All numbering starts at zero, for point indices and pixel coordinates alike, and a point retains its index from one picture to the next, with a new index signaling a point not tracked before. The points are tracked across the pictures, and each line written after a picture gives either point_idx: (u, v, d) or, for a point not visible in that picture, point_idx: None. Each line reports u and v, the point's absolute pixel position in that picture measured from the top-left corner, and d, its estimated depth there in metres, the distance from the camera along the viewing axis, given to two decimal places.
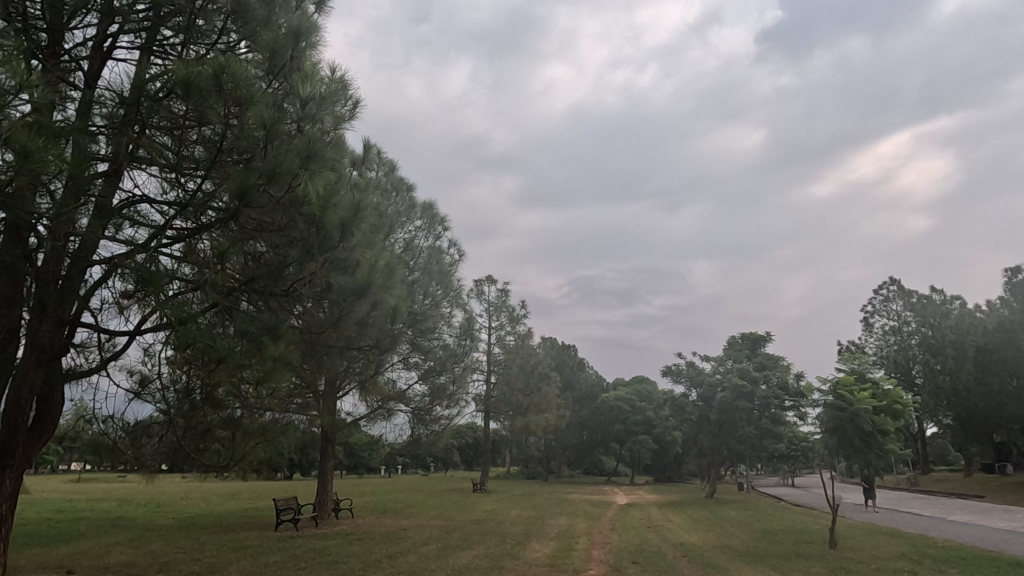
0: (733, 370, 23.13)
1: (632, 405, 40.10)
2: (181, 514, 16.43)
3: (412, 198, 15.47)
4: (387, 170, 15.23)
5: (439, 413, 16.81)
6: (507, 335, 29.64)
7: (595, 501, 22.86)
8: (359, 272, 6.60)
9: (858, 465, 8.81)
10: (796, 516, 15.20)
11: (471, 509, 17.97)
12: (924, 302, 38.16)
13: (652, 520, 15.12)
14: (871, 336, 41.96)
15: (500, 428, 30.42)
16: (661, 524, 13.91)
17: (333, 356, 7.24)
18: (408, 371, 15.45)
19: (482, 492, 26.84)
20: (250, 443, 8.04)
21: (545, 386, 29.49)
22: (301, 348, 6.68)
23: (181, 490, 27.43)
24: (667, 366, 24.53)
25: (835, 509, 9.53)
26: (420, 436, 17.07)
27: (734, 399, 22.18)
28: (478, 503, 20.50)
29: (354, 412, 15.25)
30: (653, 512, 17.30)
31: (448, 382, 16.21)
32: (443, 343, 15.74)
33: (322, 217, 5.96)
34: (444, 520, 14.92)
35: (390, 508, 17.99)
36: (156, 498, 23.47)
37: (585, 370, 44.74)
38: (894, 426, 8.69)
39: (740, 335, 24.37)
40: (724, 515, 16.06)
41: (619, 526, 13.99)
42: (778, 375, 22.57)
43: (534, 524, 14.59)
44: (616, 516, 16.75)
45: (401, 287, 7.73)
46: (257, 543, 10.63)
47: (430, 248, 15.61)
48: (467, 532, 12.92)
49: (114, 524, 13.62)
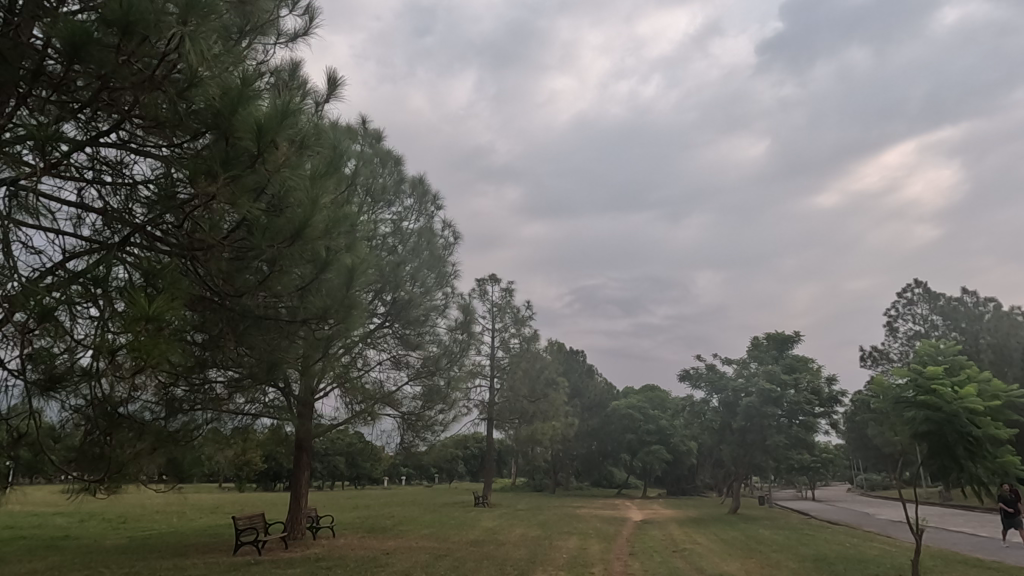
0: (759, 373, 21.16)
1: (644, 413, 38.02)
2: (142, 533, 14.51)
3: (399, 172, 13.64)
4: (371, 140, 13.43)
5: (434, 418, 14.65)
6: (511, 338, 27.72)
7: (607, 517, 20.81)
8: (296, 207, 4.78)
9: (961, 483, 6.79)
10: (842, 538, 13.22)
11: (471, 527, 16.01)
12: (954, 305, 36.09)
13: (676, 541, 13.18)
14: (896, 341, 39.84)
15: (505, 436, 28.40)
16: (688, 549, 11.86)
17: (262, 332, 5.43)
18: (397, 372, 13.49)
19: (485, 506, 24.88)
20: (156, 449, 6.08)
21: (551, 393, 27.62)
22: (205, 311, 4.89)
23: (159, 503, 25.42)
24: (685, 369, 22.49)
25: (920, 536, 7.52)
26: (413, 447, 14.81)
27: (762, 404, 20.17)
28: (479, 519, 18.58)
29: (335, 416, 13.33)
30: (675, 532, 15.28)
31: (444, 383, 14.16)
32: (437, 338, 13.88)
33: (230, 119, 4.13)
34: (437, 543, 12.93)
35: (379, 525, 16.06)
36: (129, 511, 21.51)
37: (594, 377, 42.79)
38: (1009, 430, 6.66)
39: (766, 336, 22.41)
40: (758, 535, 14.06)
41: (639, 550, 12.03)
42: (808, 378, 20.64)
43: (538, 546, 12.66)
44: (633, 536, 14.78)
45: (355, 243, 5.88)
46: (200, 573, 8.72)
47: (421, 229, 13.70)
48: (460, 557, 11.01)
49: (50, 546, 11.73)
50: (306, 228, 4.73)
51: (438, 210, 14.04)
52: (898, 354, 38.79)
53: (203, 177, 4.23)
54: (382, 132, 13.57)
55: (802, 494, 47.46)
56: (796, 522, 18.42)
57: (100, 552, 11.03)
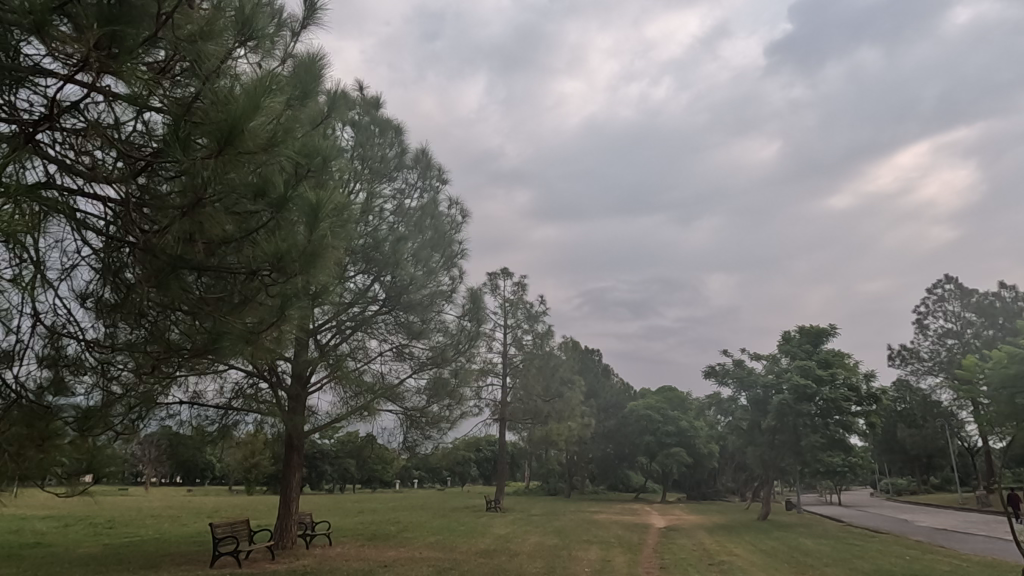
0: (791, 368, 19.70)
1: (663, 414, 36.44)
2: (124, 539, 13.36)
3: (401, 143, 12.48)
4: (368, 109, 12.31)
5: (441, 415, 13.26)
6: (525, 335, 26.35)
7: (627, 523, 19.45)
8: (230, 102, 3.66)
9: None
10: (899, 551, 11.74)
11: (481, 535, 14.81)
12: (990, 301, 34.14)
13: (710, 552, 11.83)
14: (926, 338, 37.95)
15: (518, 437, 27.05)
16: (728, 562, 10.46)
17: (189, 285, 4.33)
18: (400, 364, 12.20)
19: (498, 511, 23.61)
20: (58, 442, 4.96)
21: (567, 392, 26.23)
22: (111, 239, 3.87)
23: (156, 507, 24.19)
24: (710, 365, 21.02)
25: None
26: (417, 447, 13.41)
27: (796, 402, 18.75)
28: (491, 526, 17.34)
29: (331, 411, 12.05)
30: (704, 541, 13.88)
31: (451, 375, 12.74)
32: (443, 324, 12.54)
33: None
34: (444, 554, 11.59)
35: (381, 533, 14.89)
36: (121, 515, 20.29)
37: (611, 377, 41.31)
38: None
39: (799, 329, 20.93)
40: (800, 546, 12.68)
41: (670, 562, 10.71)
42: (845, 374, 19.14)
43: (557, 557, 11.36)
44: (659, 545, 13.47)
45: (314, 181, 4.71)
46: None
47: (425, 206, 12.37)
48: (467, 571, 9.71)
49: (14, 556, 10.59)
50: (235, 131, 3.55)
51: (444, 183, 12.74)
52: (929, 353, 36.92)
53: (77, 41, 3.10)
54: (382, 99, 12.53)
55: (827, 499, 45.61)
56: (835, 529, 16.93)
57: (64, 563, 9.85)
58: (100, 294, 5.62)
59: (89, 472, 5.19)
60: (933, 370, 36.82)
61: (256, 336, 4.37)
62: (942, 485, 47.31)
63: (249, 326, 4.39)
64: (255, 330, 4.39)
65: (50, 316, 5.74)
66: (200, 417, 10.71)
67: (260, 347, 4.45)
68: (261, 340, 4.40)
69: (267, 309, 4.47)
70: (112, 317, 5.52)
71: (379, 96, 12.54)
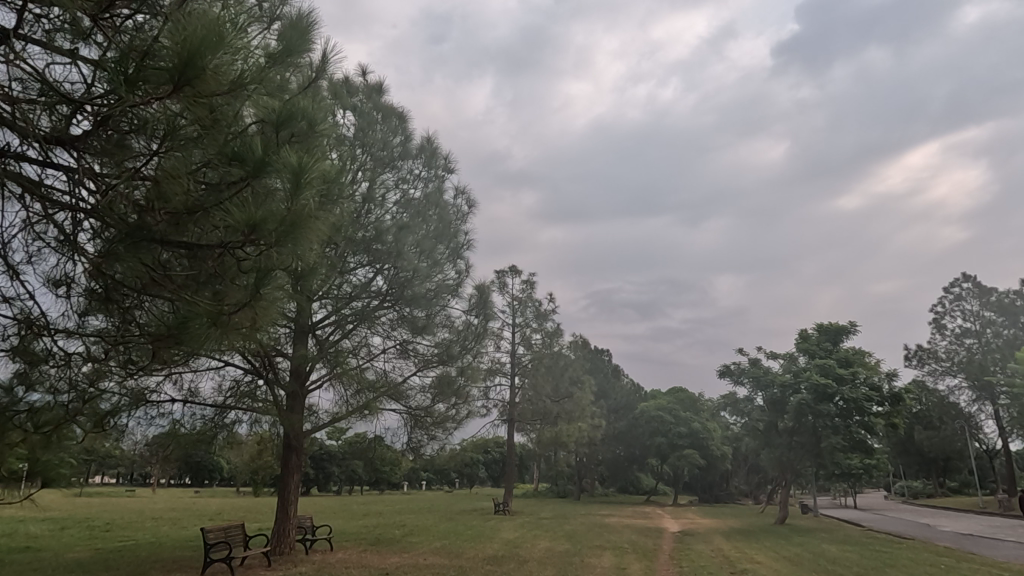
0: (810, 367, 19.04)
1: (674, 415, 35.79)
2: (119, 543, 12.89)
3: (405, 129, 11.97)
4: (369, 93, 11.80)
5: (446, 416, 12.69)
6: (533, 334, 25.75)
7: (640, 527, 18.80)
8: (187, 35, 3.27)
9: None
10: (933, 559, 11.07)
11: (489, 539, 14.29)
12: (1012, 300, 33.15)
13: (730, 559, 11.24)
14: (944, 338, 37.02)
15: (527, 438, 26.45)
16: (751, 570, 9.88)
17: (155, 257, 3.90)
18: (404, 361, 11.65)
19: (506, 513, 23.07)
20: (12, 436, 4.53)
21: (577, 392, 25.64)
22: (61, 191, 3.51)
23: (157, 509, 23.70)
24: (726, 364, 20.36)
25: None
26: (422, 448, 12.82)
27: (816, 402, 18.09)
28: (499, 529, 16.81)
29: (331, 410, 11.50)
30: (721, 546, 13.29)
31: (457, 374, 12.13)
32: (449, 320, 12.00)
33: None
34: (449, 560, 11.02)
35: (385, 537, 14.39)
36: (121, 517, 19.86)
37: (621, 378, 40.59)
38: None
39: (817, 327, 20.25)
40: (824, 552, 12.07)
41: (689, 571, 10.10)
42: (866, 373, 18.47)
43: (569, 563, 10.81)
44: (675, 551, 12.86)
45: (297, 146, 4.24)
46: None
47: (430, 195, 11.82)
48: None
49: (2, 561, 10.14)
50: (191, 65, 3.20)
51: (450, 172, 12.20)
52: (946, 353, 36.03)
53: None
54: (384, 84, 12.01)
55: (841, 502, 44.76)
56: (857, 534, 16.30)
57: (49, 568, 9.37)
58: (75, 281, 5.11)
59: (33, 477, 4.88)
60: (951, 371, 35.95)
61: (225, 317, 3.82)
62: (959, 487, 46.38)
63: (218, 306, 3.86)
64: (225, 310, 3.86)
65: (19, 303, 5.26)
66: (193, 417, 10.17)
67: (230, 331, 3.89)
68: (232, 321, 3.85)
69: (242, 289, 3.97)
70: (93, 307, 5.06)
71: (382, 81, 12.02)
